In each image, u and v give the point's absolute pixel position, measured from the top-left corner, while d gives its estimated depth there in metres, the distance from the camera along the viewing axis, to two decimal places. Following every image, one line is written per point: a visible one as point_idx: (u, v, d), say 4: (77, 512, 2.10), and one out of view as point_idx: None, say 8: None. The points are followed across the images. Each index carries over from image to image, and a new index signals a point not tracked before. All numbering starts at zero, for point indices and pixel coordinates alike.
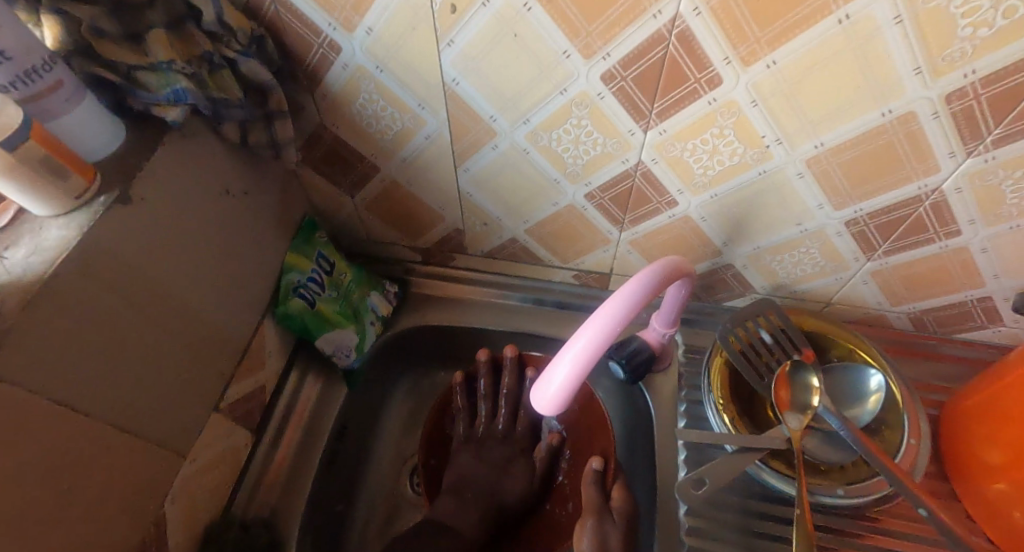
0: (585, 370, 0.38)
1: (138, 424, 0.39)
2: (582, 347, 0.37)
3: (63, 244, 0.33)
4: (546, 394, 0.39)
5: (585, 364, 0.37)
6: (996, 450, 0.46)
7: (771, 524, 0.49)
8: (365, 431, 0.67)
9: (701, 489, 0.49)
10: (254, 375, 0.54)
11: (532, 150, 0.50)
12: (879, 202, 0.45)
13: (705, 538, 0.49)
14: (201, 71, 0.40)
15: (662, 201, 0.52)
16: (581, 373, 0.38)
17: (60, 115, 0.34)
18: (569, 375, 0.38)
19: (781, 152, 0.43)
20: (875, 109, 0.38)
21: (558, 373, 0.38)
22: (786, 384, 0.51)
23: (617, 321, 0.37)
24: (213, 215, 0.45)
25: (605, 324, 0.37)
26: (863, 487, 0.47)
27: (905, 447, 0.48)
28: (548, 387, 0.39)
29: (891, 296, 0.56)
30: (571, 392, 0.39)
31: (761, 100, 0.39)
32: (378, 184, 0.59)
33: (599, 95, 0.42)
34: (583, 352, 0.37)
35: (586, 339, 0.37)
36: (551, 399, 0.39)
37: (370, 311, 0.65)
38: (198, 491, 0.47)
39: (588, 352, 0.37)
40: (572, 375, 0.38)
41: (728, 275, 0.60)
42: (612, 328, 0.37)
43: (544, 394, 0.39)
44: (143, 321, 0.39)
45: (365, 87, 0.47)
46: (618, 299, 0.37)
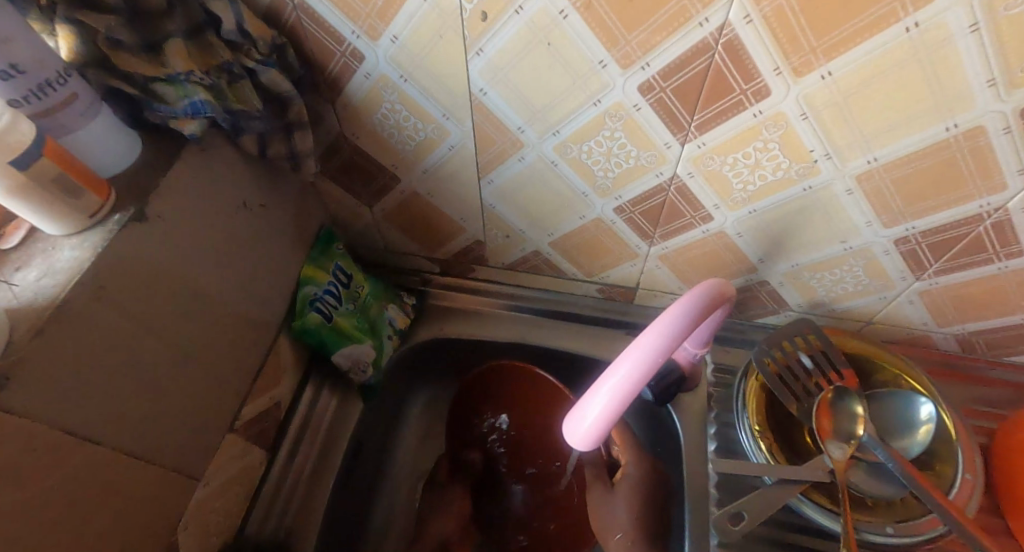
0: (623, 404, 0.35)
1: (152, 449, 0.38)
2: (620, 380, 0.35)
3: (76, 266, 0.32)
4: (580, 428, 0.36)
5: (623, 398, 0.35)
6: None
7: None
8: (381, 447, 0.65)
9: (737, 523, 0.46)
10: (270, 391, 0.53)
11: (560, 162, 0.48)
12: (934, 220, 0.42)
13: None
14: (220, 81, 0.38)
15: (695, 216, 0.50)
16: (619, 407, 0.35)
17: (76, 130, 0.33)
18: (605, 410, 0.35)
19: (829, 167, 0.40)
20: (938, 123, 0.35)
21: (593, 406, 0.36)
22: (828, 413, 0.49)
23: (658, 353, 0.35)
24: (230, 229, 0.44)
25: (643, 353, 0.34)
26: (914, 526, 0.44)
27: (959, 482, 0.45)
28: (583, 421, 0.36)
29: (939, 317, 0.53)
30: (607, 426, 0.36)
31: (812, 112, 0.36)
32: (398, 196, 0.57)
33: (635, 106, 0.40)
34: (622, 386, 0.35)
35: (625, 372, 0.35)
36: (585, 434, 0.36)
37: (387, 324, 0.63)
38: (212, 514, 0.46)
39: (627, 386, 0.35)
40: (608, 410, 0.35)
41: (762, 292, 0.58)
42: (653, 361, 0.35)
43: (578, 428, 0.37)
44: (158, 342, 0.37)
45: (387, 97, 0.45)
46: (659, 328, 0.35)
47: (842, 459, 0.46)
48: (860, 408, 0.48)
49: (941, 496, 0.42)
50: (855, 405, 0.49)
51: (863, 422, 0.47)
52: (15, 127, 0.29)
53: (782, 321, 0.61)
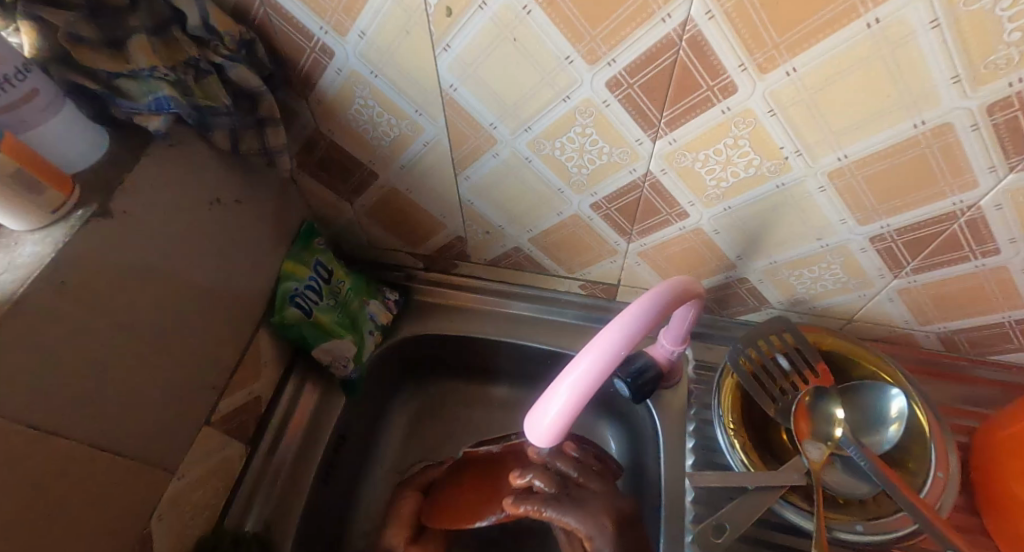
0: (583, 400, 0.35)
1: (121, 442, 0.38)
2: (578, 377, 0.35)
3: (38, 261, 0.32)
4: (541, 425, 0.37)
5: (582, 395, 0.35)
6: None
7: None
8: (364, 441, 0.66)
9: (722, 536, 0.45)
10: (249, 386, 0.53)
11: (534, 159, 0.47)
12: (908, 218, 0.42)
13: None
14: (187, 78, 0.39)
15: (671, 213, 0.49)
16: (578, 404, 0.36)
17: (37, 126, 0.33)
18: (566, 407, 0.35)
19: (800, 164, 0.40)
20: (906, 119, 0.34)
21: (552, 404, 0.36)
22: (806, 416, 0.49)
23: (619, 349, 0.35)
24: (202, 225, 0.44)
25: (606, 351, 0.34)
26: (884, 524, 0.44)
27: (931, 480, 0.45)
28: (543, 418, 0.37)
29: (919, 315, 0.52)
30: (568, 423, 0.37)
31: (779, 109, 0.36)
32: (378, 192, 0.57)
33: (604, 103, 0.40)
34: (580, 383, 0.35)
35: (584, 369, 0.35)
36: (546, 431, 0.37)
37: (369, 320, 0.63)
38: (188, 507, 0.46)
39: (585, 383, 0.35)
40: (568, 407, 0.35)
41: (742, 289, 0.57)
42: (611, 357, 0.34)
43: (540, 425, 0.37)
44: (124, 336, 0.37)
45: (360, 93, 0.45)
46: (618, 326, 0.35)
47: (821, 459, 0.46)
48: (837, 410, 0.48)
49: (911, 493, 0.42)
50: (833, 408, 0.48)
51: (840, 424, 0.47)
52: None
53: (763, 318, 0.61)
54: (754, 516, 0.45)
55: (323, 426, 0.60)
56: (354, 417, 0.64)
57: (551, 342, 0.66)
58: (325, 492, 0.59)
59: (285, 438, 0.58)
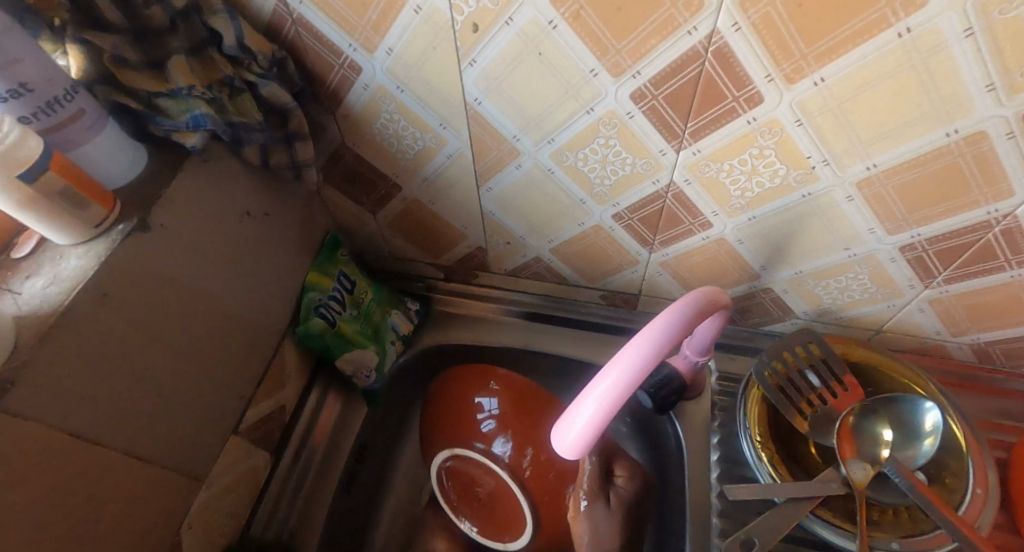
0: (612, 411, 0.35)
1: (155, 452, 0.39)
2: (604, 390, 0.35)
3: (80, 274, 0.33)
4: (568, 436, 0.36)
5: (611, 406, 0.35)
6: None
7: None
8: (386, 451, 0.66)
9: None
10: (275, 395, 0.54)
11: (557, 170, 0.48)
12: (938, 228, 0.41)
13: None
14: (222, 96, 0.40)
15: (694, 223, 0.49)
16: (606, 417, 0.35)
17: (82, 143, 0.34)
18: (594, 418, 0.35)
19: (828, 174, 0.40)
20: (938, 128, 0.34)
21: (579, 417, 0.36)
22: (850, 437, 0.47)
23: (648, 359, 0.35)
24: (233, 238, 0.45)
25: (636, 360, 0.34)
26: (920, 542, 0.42)
27: (970, 497, 0.43)
28: (569, 431, 0.36)
29: (951, 326, 0.51)
30: (594, 436, 0.36)
31: (806, 119, 0.36)
32: (401, 203, 0.58)
33: (628, 114, 0.40)
34: (609, 393, 0.35)
35: (614, 380, 0.34)
36: (573, 442, 0.36)
37: (390, 330, 0.64)
38: (215, 516, 0.47)
39: (614, 394, 0.34)
40: (596, 417, 0.35)
41: (767, 299, 0.57)
42: (639, 370, 0.34)
43: (566, 437, 0.37)
44: (159, 348, 0.38)
45: (385, 107, 0.46)
46: (645, 339, 0.35)
47: (864, 480, 0.44)
48: (883, 431, 0.46)
49: (950, 511, 0.41)
50: (879, 428, 0.47)
51: (888, 447, 0.45)
52: (23, 143, 0.30)
53: (788, 329, 0.60)
54: (782, 532, 0.44)
55: (345, 438, 0.61)
56: (376, 426, 0.64)
57: (572, 352, 0.66)
58: (347, 500, 0.59)
59: (309, 446, 0.59)
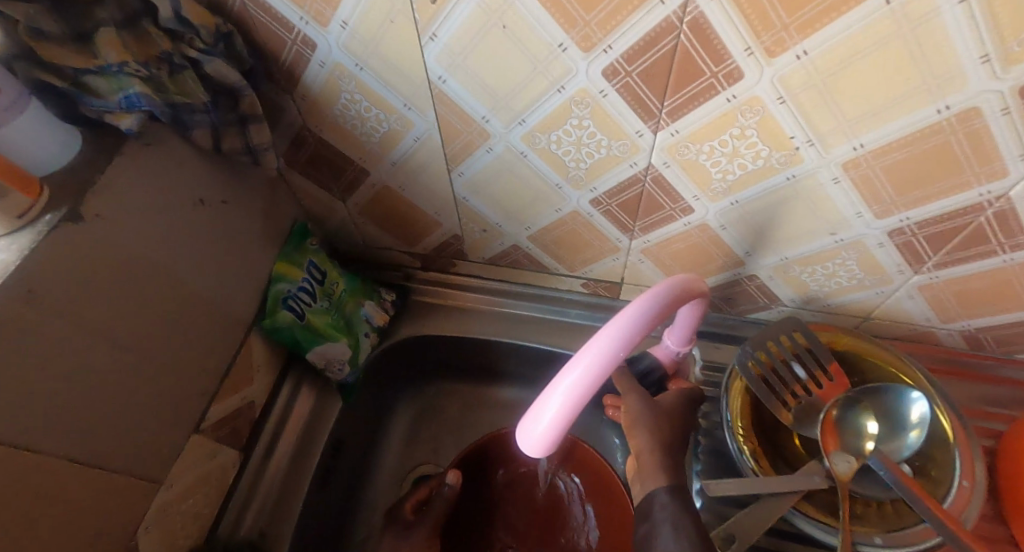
0: (578, 407, 0.33)
1: (101, 456, 0.37)
2: (570, 385, 0.32)
3: (1, 270, 0.30)
4: (534, 434, 0.34)
5: (577, 402, 0.33)
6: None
7: None
8: (364, 445, 0.65)
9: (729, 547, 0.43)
10: (240, 391, 0.52)
11: (529, 153, 0.45)
12: (929, 211, 0.39)
13: None
14: (160, 73, 0.37)
15: (675, 208, 0.47)
16: (572, 414, 0.33)
17: (1, 126, 0.31)
18: (559, 414, 0.33)
19: (813, 155, 0.37)
20: (928, 105, 0.31)
21: (545, 414, 0.34)
22: (833, 429, 0.45)
23: (616, 352, 0.32)
24: (186, 228, 0.42)
25: (602, 353, 0.32)
26: (904, 536, 0.41)
27: (956, 490, 0.42)
28: (534, 429, 0.34)
29: (940, 312, 0.50)
30: (562, 433, 0.34)
31: (789, 95, 0.33)
32: (370, 189, 0.55)
33: (601, 93, 0.37)
34: (575, 388, 0.32)
35: (579, 375, 0.32)
36: (539, 440, 0.34)
37: (364, 322, 0.62)
38: (178, 518, 0.45)
39: (580, 389, 0.32)
40: (562, 414, 0.33)
41: (752, 287, 0.55)
42: (608, 362, 0.32)
43: (531, 435, 0.35)
44: (100, 346, 0.36)
45: (345, 87, 0.43)
46: (614, 328, 0.33)
47: (848, 472, 0.42)
48: (867, 423, 0.45)
49: (932, 504, 0.40)
50: (863, 419, 0.45)
51: (872, 439, 0.44)
52: None
53: (773, 316, 0.58)
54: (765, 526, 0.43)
55: (319, 431, 0.59)
56: (351, 422, 0.62)
57: (552, 343, 0.64)
58: (322, 498, 0.57)
59: (280, 442, 0.57)
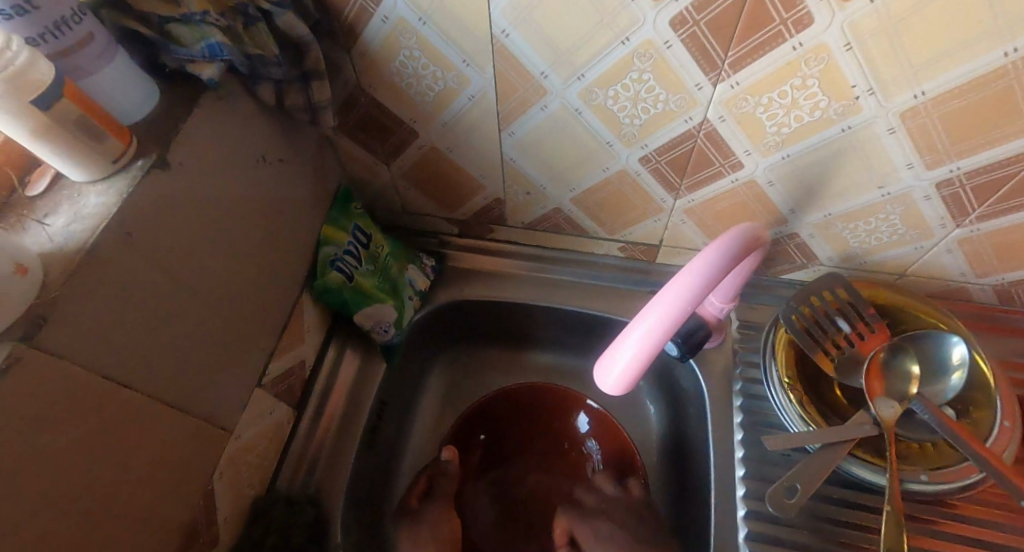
0: (658, 343, 0.36)
1: (186, 401, 0.38)
2: (652, 320, 0.35)
3: (103, 211, 0.31)
4: (616, 366, 0.37)
5: (657, 337, 0.35)
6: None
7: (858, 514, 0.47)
8: (405, 406, 0.66)
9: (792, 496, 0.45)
10: (295, 349, 0.53)
11: (585, 110, 0.46)
12: (981, 159, 0.40)
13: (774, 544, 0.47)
14: (236, 24, 0.37)
15: (724, 164, 0.48)
16: (652, 349, 0.36)
17: (94, 72, 0.32)
18: (641, 347, 0.36)
19: (871, 104, 0.38)
20: (995, 48, 0.32)
21: (627, 348, 0.36)
22: (879, 373, 0.47)
23: (696, 292, 0.34)
24: (251, 184, 0.43)
25: (684, 293, 0.34)
26: (948, 473, 0.43)
27: (998, 429, 0.44)
28: (618, 360, 0.37)
29: (977, 267, 0.51)
30: (642, 366, 0.37)
31: (857, 42, 0.34)
32: (417, 151, 0.56)
33: (666, 44, 0.38)
34: (657, 324, 0.35)
35: (662, 311, 0.35)
36: (622, 371, 0.37)
37: (408, 285, 0.63)
38: (245, 468, 0.47)
39: (661, 325, 0.35)
40: (643, 348, 0.36)
41: (791, 246, 0.56)
42: (688, 301, 0.34)
43: (614, 367, 0.37)
44: (184, 293, 0.37)
45: (405, 43, 0.44)
46: (697, 268, 0.34)
47: (893, 417, 0.44)
48: (912, 367, 0.47)
49: (979, 444, 0.41)
50: (907, 364, 0.47)
51: (918, 382, 0.46)
52: (34, 65, 0.28)
53: (809, 276, 0.59)
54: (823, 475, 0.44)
55: (367, 391, 0.60)
56: (394, 383, 0.64)
57: (590, 306, 0.65)
58: (370, 456, 0.59)
59: (330, 401, 0.58)
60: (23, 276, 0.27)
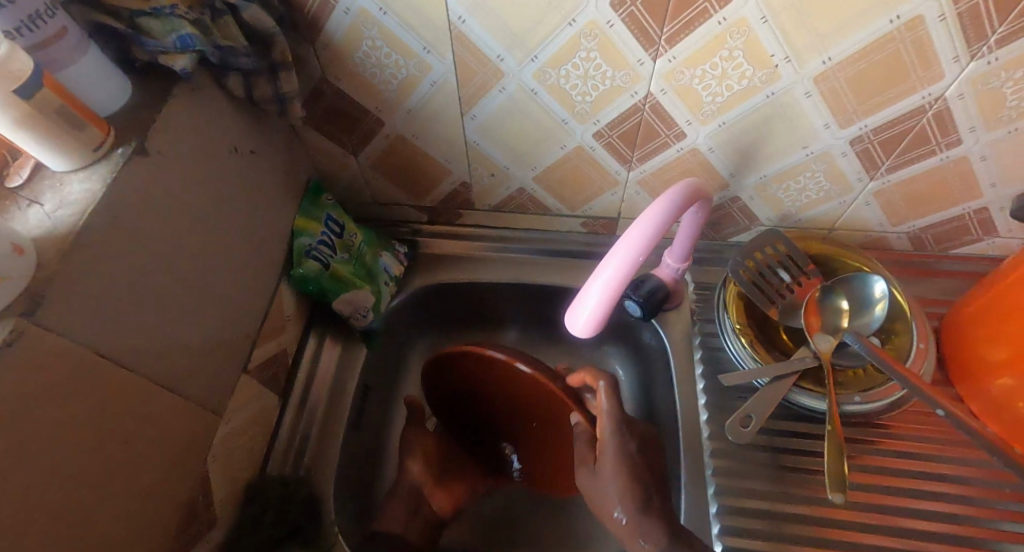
0: (629, 274, 0.39)
1: (180, 382, 0.39)
2: (630, 248, 0.38)
3: (89, 197, 0.33)
4: (593, 296, 0.39)
5: (629, 268, 0.38)
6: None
7: (808, 442, 0.52)
8: (387, 391, 0.68)
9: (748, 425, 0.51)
10: (277, 338, 0.54)
11: (540, 90, 0.50)
12: (884, 116, 0.46)
13: (736, 474, 0.52)
14: (205, 17, 0.38)
15: (670, 135, 0.52)
16: (623, 280, 0.39)
17: (70, 65, 0.33)
18: (617, 273, 0.38)
19: (789, 71, 0.44)
20: (883, 16, 0.38)
21: (604, 274, 0.39)
22: (816, 310, 0.53)
23: (660, 226, 0.38)
24: (227, 173, 0.45)
25: (648, 228, 0.38)
26: (877, 392, 0.50)
27: (914, 351, 0.51)
28: (594, 291, 0.39)
29: (892, 216, 0.58)
30: (612, 300, 0.40)
31: (771, 15, 0.40)
32: (384, 140, 0.58)
33: (609, 24, 0.42)
34: (631, 253, 0.38)
35: (635, 238, 0.38)
36: (597, 304, 0.40)
37: (383, 271, 0.65)
38: (236, 452, 0.48)
39: (633, 254, 0.38)
40: (616, 278, 0.39)
41: (734, 209, 0.61)
42: (653, 233, 0.38)
43: (589, 301, 0.40)
44: (171, 277, 0.38)
45: (367, 33, 0.46)
46: (658, 207, 0.39)
47: (829, 348, 0.50)
48: (841, 303, 0.53)
49: (900, 365, 0.47)
50: (838, 301, 0.53)
51: (848, 316, 0.52)
52: (14, 57, 0.29)
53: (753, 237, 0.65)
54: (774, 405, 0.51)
55: (349, 376, 0.62)
56: (375, 368, 0.65)
57: (557, 280, 0.69)
58: (357, 438, 0.61)
59: (314, 389, 0.60)
60: (20, 255, 0.29)
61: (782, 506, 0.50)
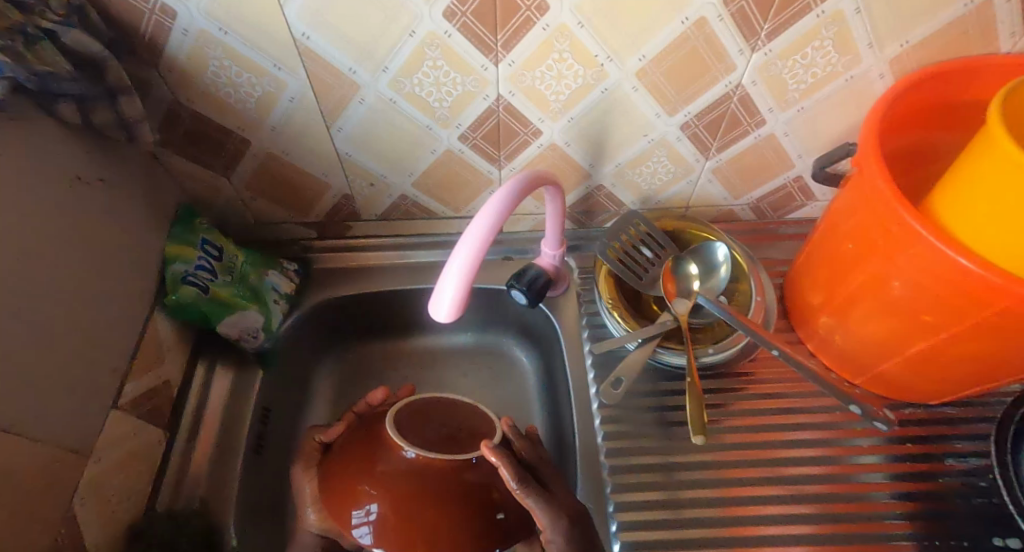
0: (481, 252, 0.42)
1: (32, 425, 0.37)
2: (479, 228, 0.41)
3: None
4: (450, 279, 0.42)
5: (480, 246, 0.41)
6: (851, 243, 0.48)
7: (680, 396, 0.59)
8: (290, 412, 0.67)
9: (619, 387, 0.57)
10: (153, 370, 0.53)
11: (398, 99, 0.52)
12: (700, 104, 0.53)
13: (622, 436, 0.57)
14: (17, 44, 0.37)
15: (527, 133, 0.57)
16: (477, 260, 0.42)
17: None
18: (470, 254, 0.41)
19: (615, 69, 0.49)
20: (676, 18, 0.45)
21: (459, 257, 0.41)
22: (671, 278, 0.60)
23: (507, 204, 0.43)
24: (66, 205, 0.43)
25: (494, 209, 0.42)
26: (726, 342, 0.59)
27: (754, 303, 0.59)
28: (450, 274, 0.42)
29: (733, 191, 0.66)
30: (470, 281, 0.42)
31: (586, 20, 0.45)
32: (253, 159, 0.58)
33: (446, 33, 0.45)
34: (481, 232, 0.41)
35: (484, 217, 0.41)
36: (456, 284, 0.42)
37: (272, 290, 0.64)
38: (114, 494, 0.46)
39: (483, 231, 0.41)
40: (470, 260, 0.41)
41: (601, 196, 0.67)
42: (501, 210, 0.42)
43: (449, 283, 0.42)
44: (6, 317, 0.37)
45: (212, 54, 0.47)
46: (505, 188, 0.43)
47: (685, 310, 0.57)
48: (691, 268, 0.60)
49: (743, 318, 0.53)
50: (687, 267, 0.60)
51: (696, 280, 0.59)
52: None
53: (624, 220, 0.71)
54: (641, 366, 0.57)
55: (244, 401, 0.61)
56: (274, 390, 0.64)
57: None
58: (258, 462, 0.60)
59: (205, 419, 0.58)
60: None
61: (667, 455, 0.56)
